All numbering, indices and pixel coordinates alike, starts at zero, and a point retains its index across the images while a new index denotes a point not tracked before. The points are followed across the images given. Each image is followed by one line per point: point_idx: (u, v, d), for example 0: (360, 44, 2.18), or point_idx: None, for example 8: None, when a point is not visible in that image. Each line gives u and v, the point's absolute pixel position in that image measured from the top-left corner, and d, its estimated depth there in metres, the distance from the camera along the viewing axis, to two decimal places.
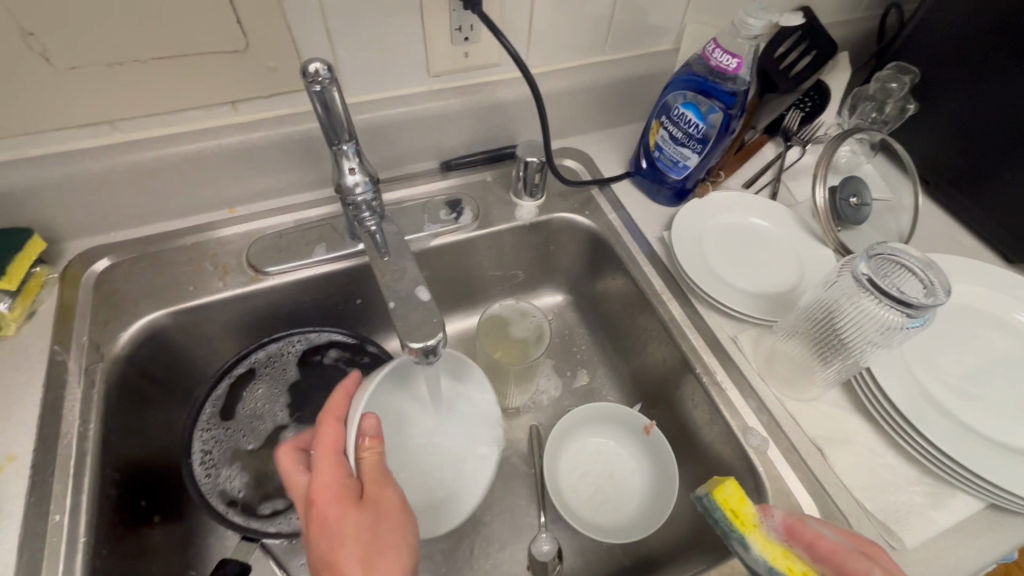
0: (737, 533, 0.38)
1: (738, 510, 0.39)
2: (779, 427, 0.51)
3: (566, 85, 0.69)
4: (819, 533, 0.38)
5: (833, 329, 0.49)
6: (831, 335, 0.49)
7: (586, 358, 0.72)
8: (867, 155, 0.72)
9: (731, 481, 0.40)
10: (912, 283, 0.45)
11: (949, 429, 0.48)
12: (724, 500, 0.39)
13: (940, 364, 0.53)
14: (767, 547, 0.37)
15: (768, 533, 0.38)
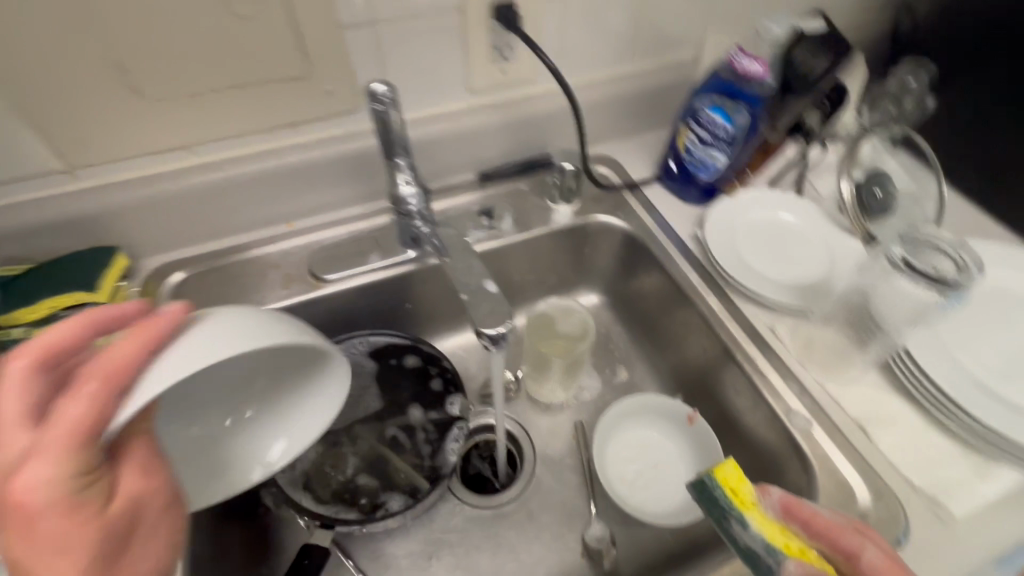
0: (737, 510, 0.39)
1: (738, 489, 0.41)
2: (822, 409, 0.53)
3: (595, 96, 0.73)
4: (816, 511, 0.40)
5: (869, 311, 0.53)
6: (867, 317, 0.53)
7: (624, 355, 0.74)
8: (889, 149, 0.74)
9: (730, 462, 0.42)
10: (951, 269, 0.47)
11: (989, 403, 0.49)
12: (724, 478, 0.41)
13: (982, 346, 0.54)
14: (765, 525, 0.39)
15: (767, 511, 0.40)
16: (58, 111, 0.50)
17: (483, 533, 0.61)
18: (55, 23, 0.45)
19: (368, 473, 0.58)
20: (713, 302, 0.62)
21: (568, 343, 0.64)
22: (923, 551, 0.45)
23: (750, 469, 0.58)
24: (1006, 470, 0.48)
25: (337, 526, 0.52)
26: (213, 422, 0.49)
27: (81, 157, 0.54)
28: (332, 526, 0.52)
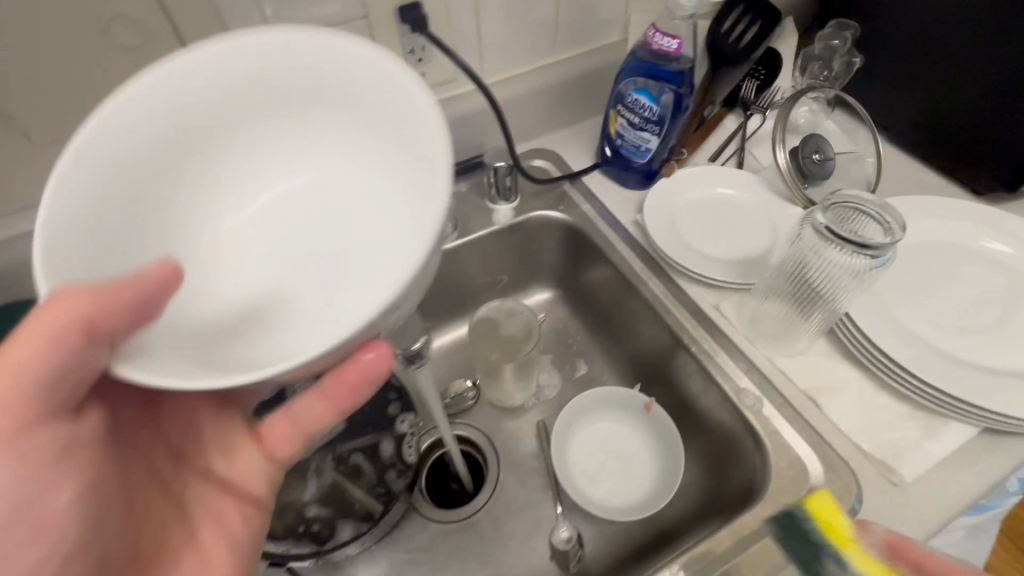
0: (833, 547, 0.35)
1: (833, 524, 0.37)
2: (771, 384, 0.53)
3: (523, 90, 0.72)
4: (926, 554, 0.38)
5: (806, 281, 0.52)
6: (806, 288, 0.52)
7: (582, 349, 0.73)
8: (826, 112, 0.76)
9: (824, 492, 0.38)
10: (883, 229, 0.46)
11: (931, 360, 0.49)
12: (819, 513, 0.37)
13: (923, 303, 0.54)
14: (867, 563, 0.34)
15: (872, 549, 0.37)
16: None
17: (450, 547, 0.60)
18: None
19: (323, 502, 0.56)
20: (658, 287, 0.61)
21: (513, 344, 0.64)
22: (876, 519, 0.45)
23: (710, 451, 0.58)
24: (955, 427, 0.48)
25: (289, 562, 0.53)
26: (286, 177, 0.43)
27: None
28: (284, 561, 0.53)
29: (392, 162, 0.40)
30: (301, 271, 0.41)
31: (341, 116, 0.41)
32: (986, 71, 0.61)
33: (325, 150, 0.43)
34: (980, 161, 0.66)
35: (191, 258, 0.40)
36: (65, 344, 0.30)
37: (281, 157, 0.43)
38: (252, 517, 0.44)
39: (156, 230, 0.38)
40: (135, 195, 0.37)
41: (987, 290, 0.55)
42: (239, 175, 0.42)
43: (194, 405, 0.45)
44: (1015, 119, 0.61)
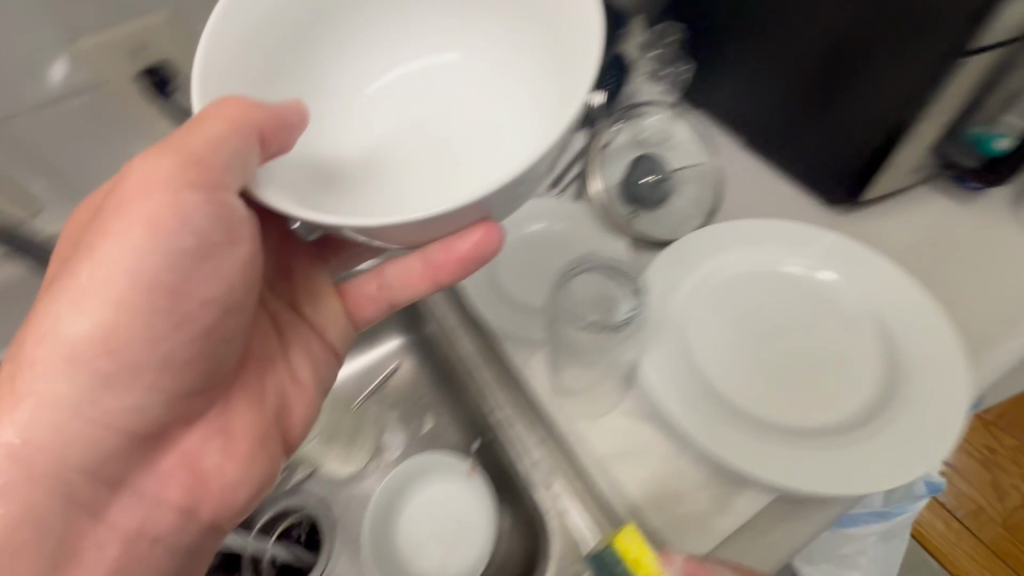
0: None
1: (640, 559, 0.37)
2: (567, 455, 0.49)
3: None
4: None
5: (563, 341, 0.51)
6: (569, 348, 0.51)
7: (429, 402, 0.69)
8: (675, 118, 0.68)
9: (631, 528, 0.38)
10: (626, 295, 0.49)
11: (721, 423, 0.44)
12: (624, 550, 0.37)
13: (730, 350, 0.49)
14: None
15: None
16: None
17: None
18: None
19: None
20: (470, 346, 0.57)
21: None
22: None
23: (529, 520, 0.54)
24: (744, 496, 0.44)
25: None
26: (352, 88, 0.50)
27: None
28: None
29: (485, 60, 0.51)
30: (385, 152, 0.50)
31: (459, 8, 0.50)
32: (816, 76, 0.55)
33: (378, 56, 0.51)
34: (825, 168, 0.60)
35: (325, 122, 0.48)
36: (171, 177, 0.36)
37: (392, 38, 0.50)
38: (320, 360, 0.51)
39: (286, 91, 0.45)
40: (262, 57, 0.43)
41: (802, 328, 0.50)
42: (372, 28, 0.49)
43: (293, 258, 0.51)
44: (844, 131, 0.55)
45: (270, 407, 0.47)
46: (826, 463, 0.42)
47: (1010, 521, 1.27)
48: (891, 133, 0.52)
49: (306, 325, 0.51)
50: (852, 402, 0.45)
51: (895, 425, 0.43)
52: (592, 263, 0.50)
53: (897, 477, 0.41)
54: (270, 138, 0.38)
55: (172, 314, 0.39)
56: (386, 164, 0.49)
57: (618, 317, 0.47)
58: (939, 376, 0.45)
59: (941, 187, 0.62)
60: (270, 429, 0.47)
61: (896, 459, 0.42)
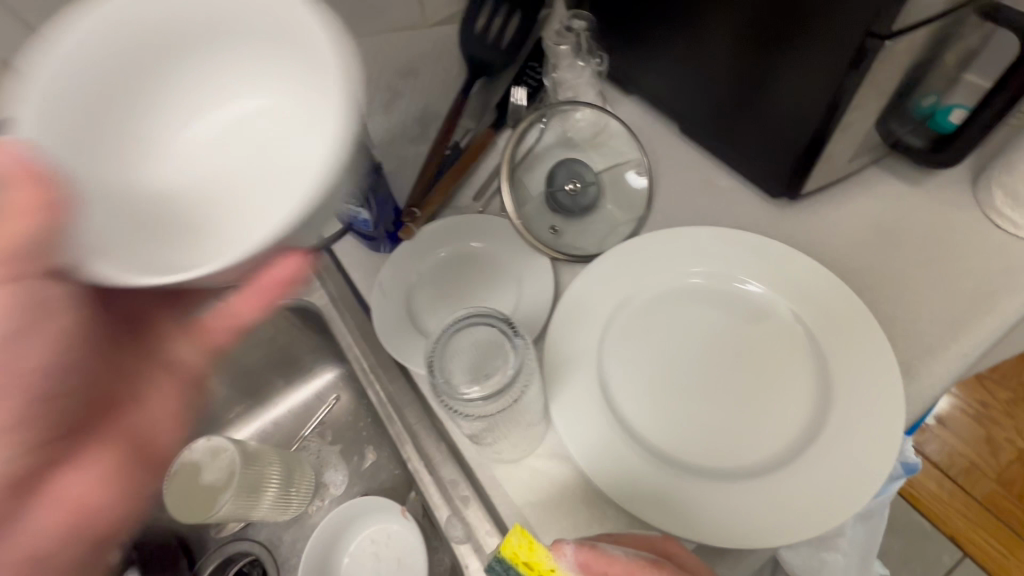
0: None
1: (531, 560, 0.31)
2: (489, 503, 0.46)
3: None
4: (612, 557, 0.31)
5: (483, 430, 0.42)
6: (490, 430, 0.42)
7: (371, 434, 0.67)
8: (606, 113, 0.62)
9: (515, 529, 0.31)
10: (509, 361, 0.38)
11: (639, 472, 0.41)
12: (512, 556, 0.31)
13: (650, 384, 0.45)
14: None
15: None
16: None
17: None
18: None
19: None
20: (390, 385, 0.54)
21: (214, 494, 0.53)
22: None
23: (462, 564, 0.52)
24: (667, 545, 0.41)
25: None
26: (137, 129, 0.37)
27: None
28: None
29: (294, 87, 0.36)
30: (227, 169, 0.38)
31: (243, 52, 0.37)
32: (745, 53, 0.50)
33: (227, 90, 0.38)
34: (764, 158, 0.55)
35: (142, 177, 0.37)
36: None
37: (183, 97, 0.38)
38: (178, 393, 0.38)
39: (129, 137, 0.36)
40: (85, 116, 0.33)
41: (729, 353, 0.46)
42: (171, 89, 0.38)
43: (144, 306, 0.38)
44: (784, 111, 0.50)
45: (174, 390, 0.38)
46: (752, 506, 0.39)
47: (1003, 476, 1.17)
48: (829, 114, 0.46)
49: (153, 359, 0.38)
50: (783, 432, 0.42)
51: (828, 458, 0.39)
52: (450, 326, 0.39)
53: (828, 516, 0.37)
54: (77, 194, 0.29)
55: (39, 370, 0.29)
56: (226, 189, 0.38)
57: (505, 371, 0.38)
58: (877, 400, 0.40)
59: (890, 167, 0.57)
60: (183, 411, 0.38)
61: (827, 496, 0.38)
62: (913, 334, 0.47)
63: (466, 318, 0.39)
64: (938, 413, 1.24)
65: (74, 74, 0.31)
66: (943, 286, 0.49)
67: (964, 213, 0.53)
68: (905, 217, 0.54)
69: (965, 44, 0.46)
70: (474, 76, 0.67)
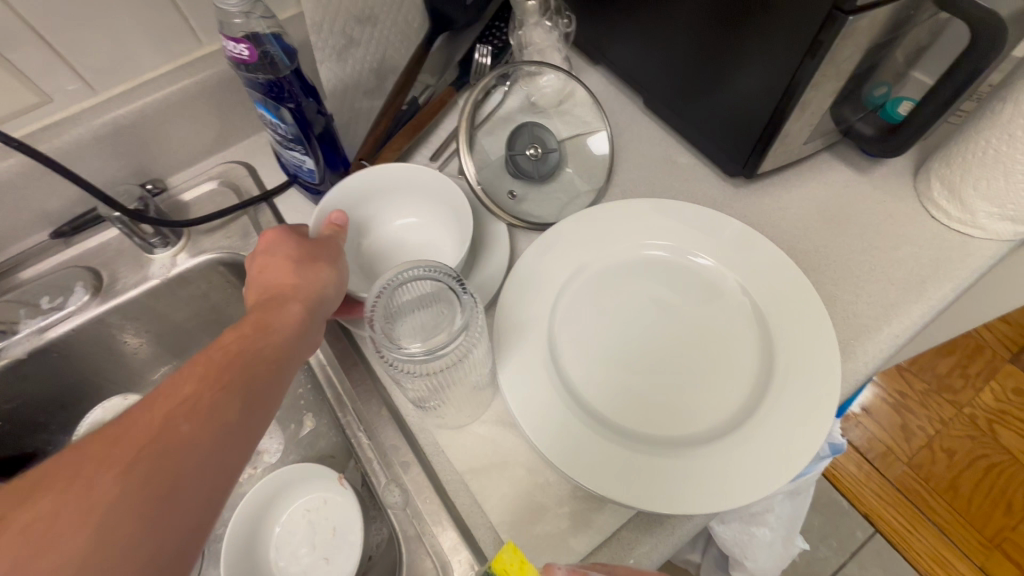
0: None
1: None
2: (428, 471, 0.44)
3: (167, 96, 0.56)
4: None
5: (425, 388, 0.40)
6: (431, 390, 0.40)
7: (311, 401, 0.64)
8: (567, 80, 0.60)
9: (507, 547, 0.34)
10: (456, 316, 0.37)
11: (583, 439, 0.40)
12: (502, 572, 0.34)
13: (601, 352, 0.45)
14: None
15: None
16: None
17: None
18: None
19: None
20: (331, 348, 0.51)
21: None
22: None
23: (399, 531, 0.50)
24: (606, 511, 0.40)
25: None
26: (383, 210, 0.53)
27: None
28: None
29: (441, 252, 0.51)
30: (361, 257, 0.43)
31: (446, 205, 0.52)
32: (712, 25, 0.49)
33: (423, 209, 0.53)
34: (722, 135, 0.55)
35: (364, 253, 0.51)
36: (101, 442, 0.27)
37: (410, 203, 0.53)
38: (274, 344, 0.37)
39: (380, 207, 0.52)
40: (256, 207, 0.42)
41: (682, 323, 0.46)
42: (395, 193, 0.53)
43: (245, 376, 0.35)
44: (743, 89, 0.50)
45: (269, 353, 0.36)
46: (693, 472, 0.39)
47: (914, 460, 1.27)
48: (786, 95, 0.46)
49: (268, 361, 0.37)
50: (726, 406, 0.42)
51: (764, 431, 0.40)
52: (391, 280, 0.36)
53: (761, 487, 0.38)
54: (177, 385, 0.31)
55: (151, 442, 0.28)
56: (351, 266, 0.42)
57: (453, 326, 0.36)
58: (816, 374, 0.41)
59: (840, 157, 0.58)
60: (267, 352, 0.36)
61: (766, 463, 0.39)
62: (849, 317, 0.49)
63: (414, 268, 0.37)
64: (861, 401, 1.33)
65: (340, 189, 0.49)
66: (879, 272, 0.51)
67: (905, 205, 0.55)
68: (850, 205, 0.55)
69: (917, 37, 0.48)
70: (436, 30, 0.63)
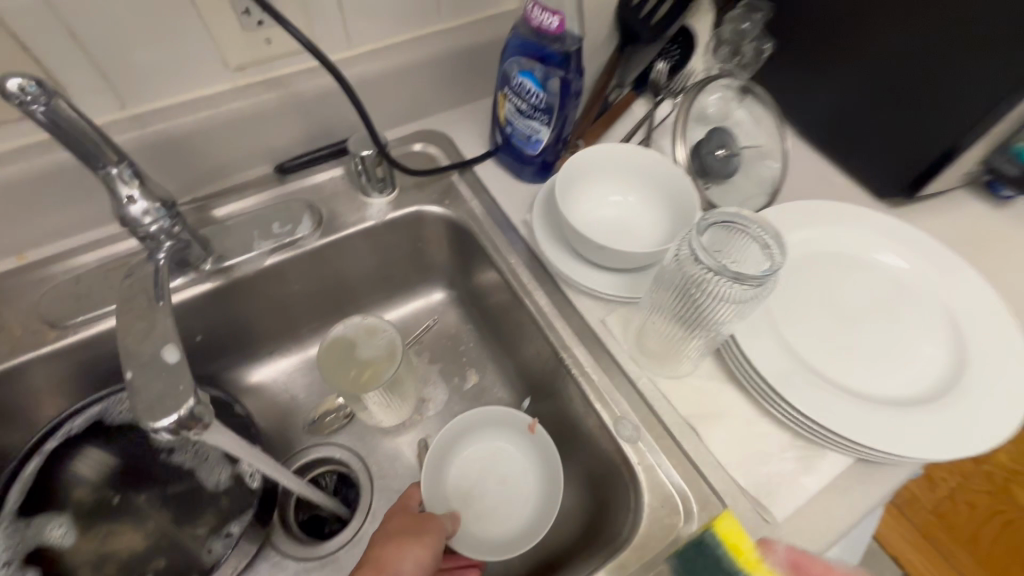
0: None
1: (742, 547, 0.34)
2: (652, 412, 0.49)
3: (404, 61, 0.61)
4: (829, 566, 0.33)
5: (697, 311, 0.45)
6: (694, 314, 0.45)
7: (473, 358, 0.68)
8: (737, 99, 0.68)
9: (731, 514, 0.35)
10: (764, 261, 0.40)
11: (815, 389, 0.46)
12: (726, 535, 0.35)
13: (812, 323, 0.51)
14: None
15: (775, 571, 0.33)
16: None
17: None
18: None
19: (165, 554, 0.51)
20: (544, 300, 0.56)
21: (373, 369, 0.55)
22: None
23: (591, 475, 0.54)
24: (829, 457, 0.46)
25: None
26: (612, 185, 0.57)
27: None
28: None
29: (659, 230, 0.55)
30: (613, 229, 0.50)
31: (674, 191, 0.55)
32: (899, 68, 0.57)
33: (648, 192, 0.56)
34: (884, 162, 0.63)
35: (589, 213, 0.56)
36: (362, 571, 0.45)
37: (638, 181, 0.57)
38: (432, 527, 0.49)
39: (611, 179, 0.57)
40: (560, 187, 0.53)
41: (880, 308, 0.52)
42: (626, 171, 0.57)
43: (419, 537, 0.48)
44: None
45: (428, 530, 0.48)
46: (922, 424, 0.44)
47: (936, 508, 1.32)
48: (969, 131, 0.54)
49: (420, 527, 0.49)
50: (932, 376, 0.48)
51: (980, 395, 0.45)
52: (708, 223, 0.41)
53: (993, 437, 0.43)
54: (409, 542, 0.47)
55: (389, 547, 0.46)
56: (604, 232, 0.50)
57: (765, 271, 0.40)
58: (1014, 354, 0.48)
59: (973, 194, 0.67)
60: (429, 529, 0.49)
61: (988, 422, 0.44)
62: None
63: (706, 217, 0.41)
64: None
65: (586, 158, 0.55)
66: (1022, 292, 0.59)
67: None
68: (988, 234, 0.64)
69: None
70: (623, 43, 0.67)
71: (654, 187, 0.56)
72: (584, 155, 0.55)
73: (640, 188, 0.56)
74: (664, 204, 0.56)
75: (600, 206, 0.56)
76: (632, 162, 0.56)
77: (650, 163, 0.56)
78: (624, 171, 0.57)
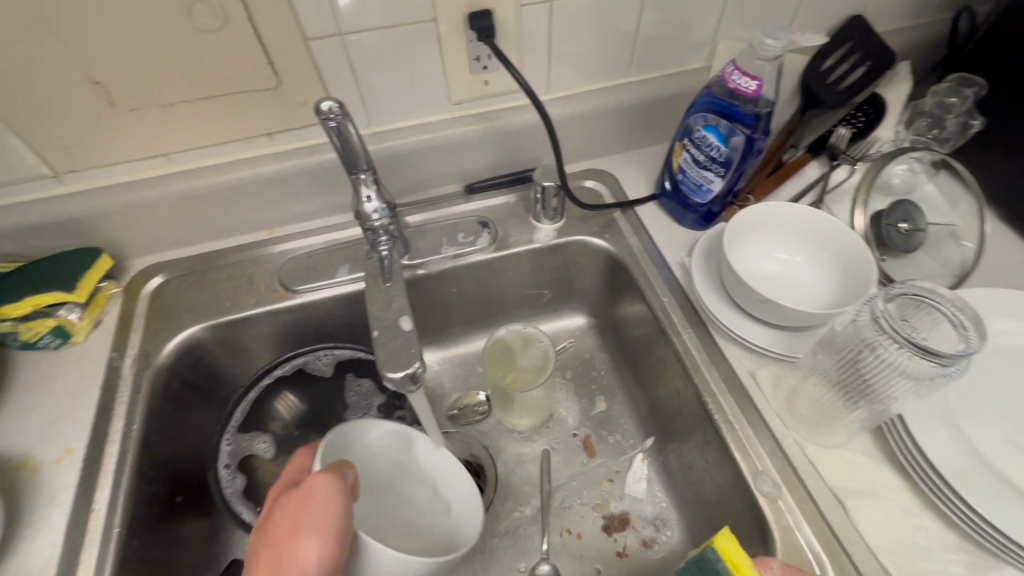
0: None
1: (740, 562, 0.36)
2: (796, 474, 0.48)
3: (591, 107, 0.69)
4: None
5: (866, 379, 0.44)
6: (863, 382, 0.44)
7: (605, 385, 0.71)
8: (929, 172, 0.65)
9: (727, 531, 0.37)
10: (956, 343, 0.38)
11: (997, 495, 0.42)
12: (724, 552, 0.37)
13: (1002, 421, 0.46)
14: None
15: None
16: (82, 131, 0.55)
17: None
18: (76, 47, 0.49)
19: None
20: (693, 342, 0.57)
21: (527, 376, 0.62)
22: None
23: (716, 525, 0.53)
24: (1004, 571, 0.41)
25: None
26: (781, 241, 0.58)
27: (64, 163, 0.57)
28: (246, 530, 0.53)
29: (818, 298, 0.55)
30: None
31: (845, 263, 0.54)
32: None
33: (815, 258, 0.56)
34: None
35: (751, 263, 0.57)
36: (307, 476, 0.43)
37: (809, 245, 0.57)
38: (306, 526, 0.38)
39: (780, 235, 0.58)
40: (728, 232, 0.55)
41: None
42: (799, 232, 0.57)
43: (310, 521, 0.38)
44: None
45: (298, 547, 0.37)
46: None
47: None
48: None
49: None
50: None
51: None
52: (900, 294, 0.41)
53: None
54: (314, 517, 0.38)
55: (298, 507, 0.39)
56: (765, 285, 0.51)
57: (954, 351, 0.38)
58: None
59: None
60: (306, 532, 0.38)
61: None
62: None
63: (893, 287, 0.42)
64: None
65: (759, 212, 0.57)
66: None
67: None
68: None
69: None
70: (806, 106, 0.68)
71: (824, 253, 0.56)
72: (760, 208, 0.57)
73: (808, 252, 0.57)
74: (830, 273, 0.55)
75: (762, 258, 0.57)
76: (806, 224, 0.57)
77: (825, 229, 0.56)
78: (793, 232, 0.58)
